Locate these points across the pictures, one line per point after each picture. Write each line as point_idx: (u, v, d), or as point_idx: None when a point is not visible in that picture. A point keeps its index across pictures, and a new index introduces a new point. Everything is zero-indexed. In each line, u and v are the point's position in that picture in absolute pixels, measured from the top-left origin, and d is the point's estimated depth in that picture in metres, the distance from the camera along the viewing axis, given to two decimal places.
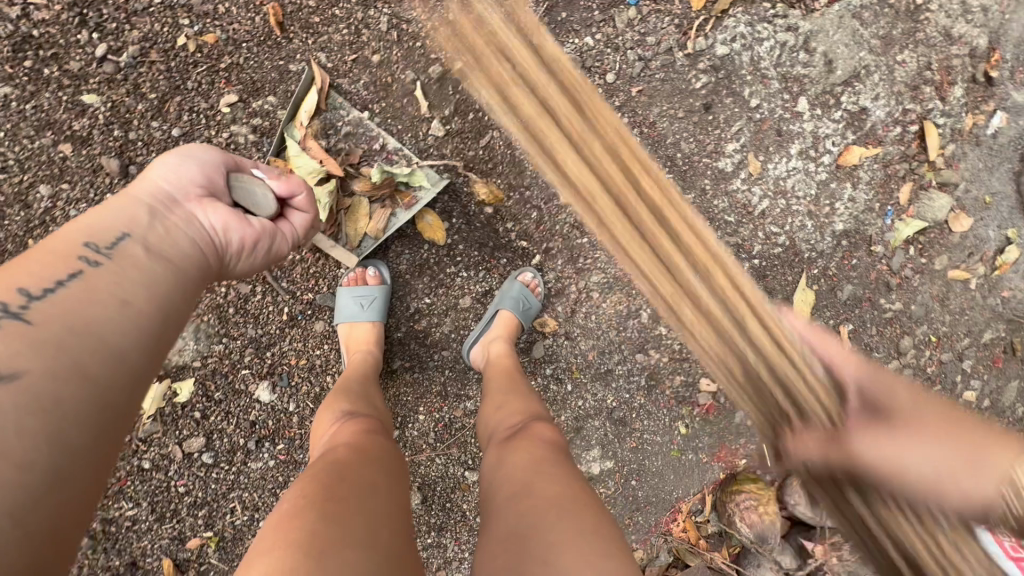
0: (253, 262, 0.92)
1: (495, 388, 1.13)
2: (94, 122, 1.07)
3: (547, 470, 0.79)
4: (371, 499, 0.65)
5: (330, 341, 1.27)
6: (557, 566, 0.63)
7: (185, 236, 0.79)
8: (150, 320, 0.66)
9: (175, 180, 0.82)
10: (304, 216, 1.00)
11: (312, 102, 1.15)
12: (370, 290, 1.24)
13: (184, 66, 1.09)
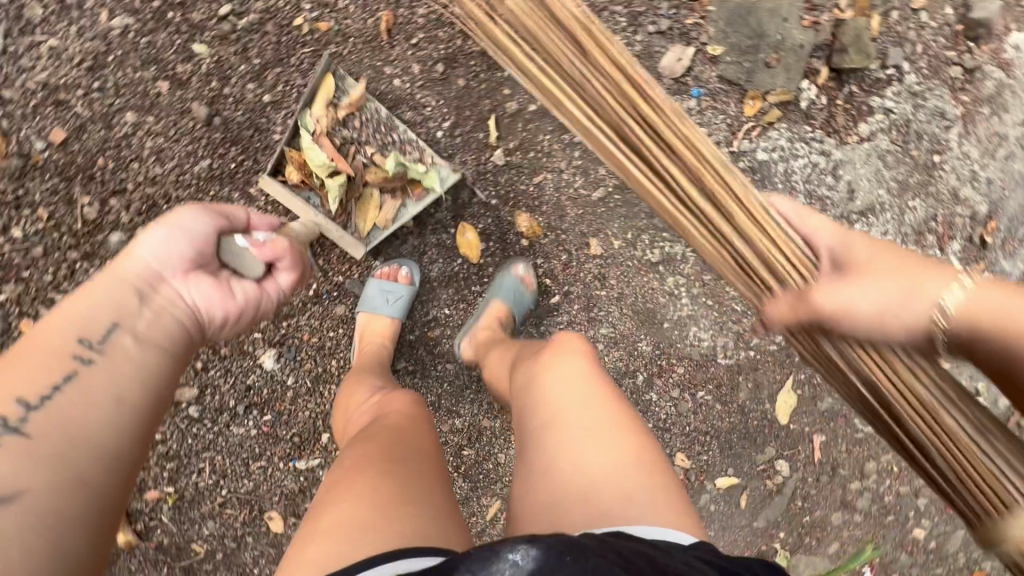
0: (239, 326, 0.90)
1: (501, 347, 1.20)
2: (196, 70, 1.15)
3: (582, 403, 0.85)
4: (416, 463, 0.81)
5: (344, 326, 1.30)
6: (603, 505, 0.75)
7: (172, 319, 0.80)
8: (140, 407, 0.71)
9: (164, 258, 0.80)
10: (292, 276, 0.91)
11: (324, 92, 1.17)
12: (398, 288, 1.27)
13: (293, 43, 1.18)
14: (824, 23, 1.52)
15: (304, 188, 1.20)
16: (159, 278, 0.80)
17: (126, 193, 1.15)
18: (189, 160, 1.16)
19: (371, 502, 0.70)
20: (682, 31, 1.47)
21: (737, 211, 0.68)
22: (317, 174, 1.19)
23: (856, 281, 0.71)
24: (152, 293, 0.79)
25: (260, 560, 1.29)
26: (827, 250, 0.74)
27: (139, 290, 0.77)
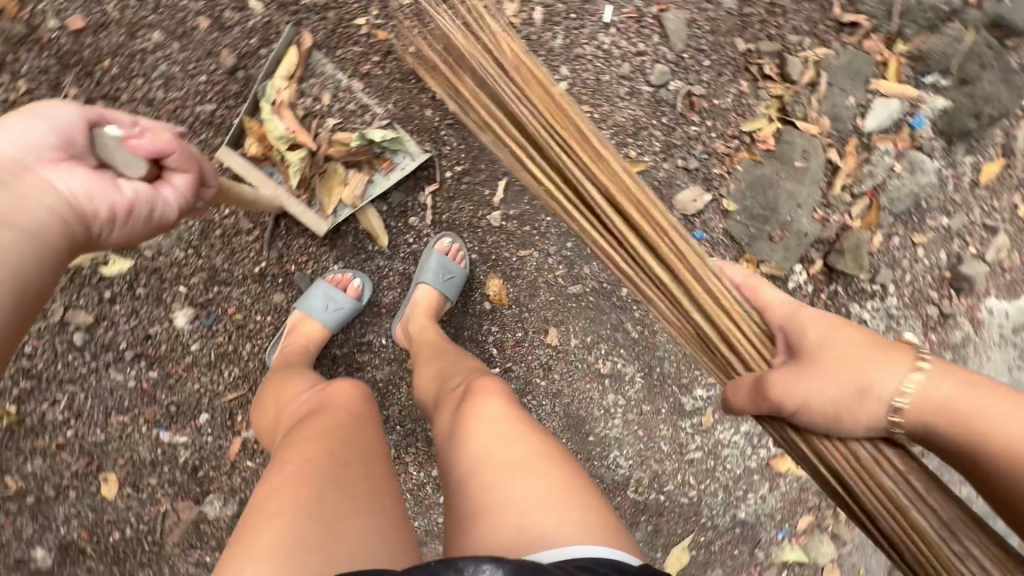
0: (133, 229, 0.75)
1: (426, 361, 1.12)
2: (242, 23, 1.16)
3: (510, 433, 0.80)
4: (357, 468, 0.75)
5: (273, 315, 1.23)
6: (539, 528, 0.69)
7: (36, 207, 0.66)
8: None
9: (25, 144, 0.66)
10: (188, 181, 0.77)
11: (288, 63, 1.17)
12: (343, 300, 1.23)
13: (345, 38, 1.20)
14: (832, 221, 1.52)
15: (266, 163, 1.18)
16: (19, 167, 0.66)
17: (119, 102, 1.13)
18: (195, 99, 1.15)
19: (305, 522, 0.66)
20: (706, 175, 1.50)
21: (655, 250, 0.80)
22: (276, 147, 1.17)
23: (827, 342, 0.76)
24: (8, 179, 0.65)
25: (72, 521, 1.16)
26: (782, 330, 0.80)
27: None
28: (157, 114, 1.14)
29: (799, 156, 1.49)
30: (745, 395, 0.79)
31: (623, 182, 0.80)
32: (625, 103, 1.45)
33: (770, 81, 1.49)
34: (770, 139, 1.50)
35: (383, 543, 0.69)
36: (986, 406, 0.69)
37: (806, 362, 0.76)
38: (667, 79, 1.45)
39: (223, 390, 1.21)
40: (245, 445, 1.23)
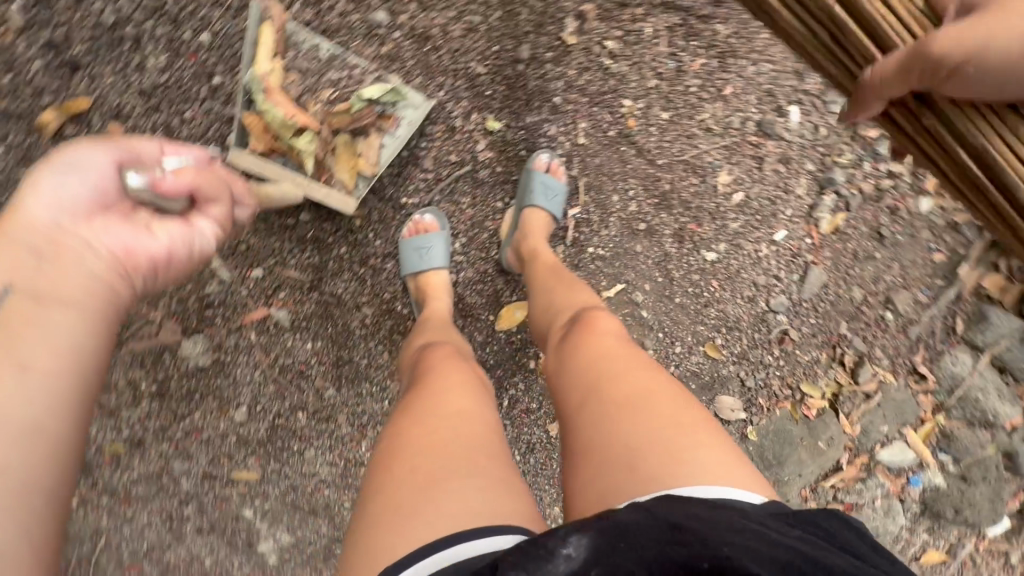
0: (182, 271, 0.79)
1: (542, 285, 1.18)
2: (553, 31, 1.23)
3: (618, 375, 0.91)
4: (469, 422, 0.84)
5: (382, 243, 1.27)
6: (646, 468, 0.77)
7: (78, 272, 0.67)
8: (62, 378, 0.61)
9: (65, 204, 0.69)
10: (224, 210, 0.79)
11: (267, 42, 1.05)
12: (429, 239, 1.23)
13: (608, 104, 1.30)
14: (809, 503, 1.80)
15: (276, 154, 1.11)
16: (62, 229, 0.68)
17: (422, 12, 1.16)
18: (477, 56, 1.20)
19: (443, 490, 0.73)
20: (750, 397, 1.66)
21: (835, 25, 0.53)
22: (281, 135, 1.08)
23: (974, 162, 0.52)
24: (53, 248, 0.66)
25: None
26: (980, 52, 0.49)
27: (34, 250, 0.65)
28: (439, 42, 1.18)
29: (825, 439, 1.69)
30: (974, 187, 0.52)
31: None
32: (741, 302, 1.55)
33: (842, 369, 1.71)
34: (814, 410, 1.70)
35: (518, 503, 0.76)
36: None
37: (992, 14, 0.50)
38: (779, 309, 1.59)
39: (290, 266, 1.23)
40: (264, 319, 1.25)
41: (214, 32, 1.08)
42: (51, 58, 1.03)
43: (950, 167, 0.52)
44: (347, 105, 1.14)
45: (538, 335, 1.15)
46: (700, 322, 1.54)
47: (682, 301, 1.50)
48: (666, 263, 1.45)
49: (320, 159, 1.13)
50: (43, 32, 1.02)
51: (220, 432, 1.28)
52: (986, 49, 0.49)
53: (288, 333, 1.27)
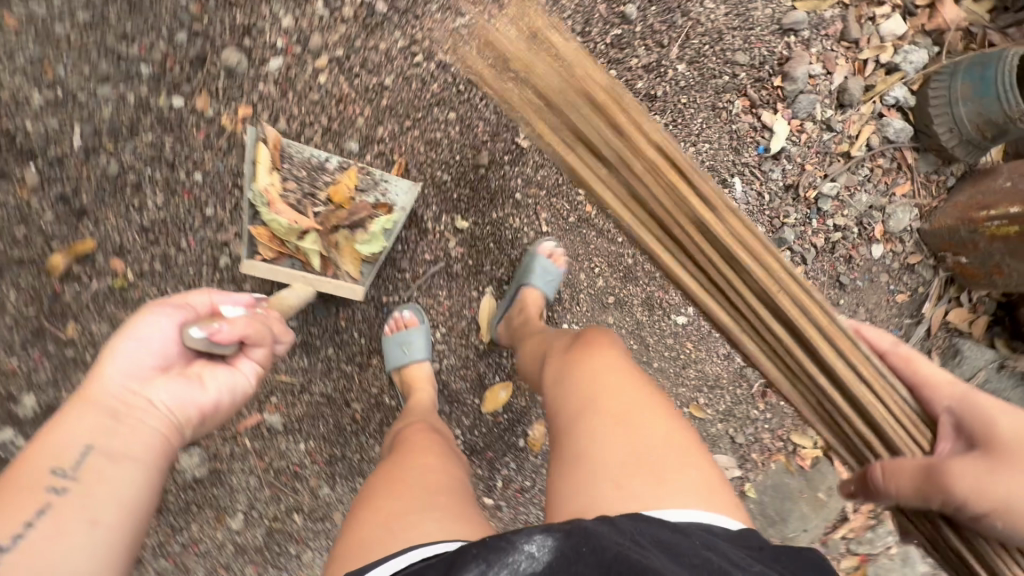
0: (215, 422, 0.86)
1: (528, 339, 1.25)
2: (508, 138, 1.37)
3: (605, 392, 0.94)
4: (432, 471, 0.95)
5: (367, 340, 1.35)
6: (609, 484, 0.82)
7: (145, 440, 0.73)
8: (125, 533, 0.67)
9: (128, 373, 0.76)
10: (263, 351, 0.88)
11: (265, 159, 1.18)
12: (409, 334, 1.31)
13: (565, 194, 1.43)
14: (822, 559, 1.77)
15: (285, 257, 1.22)
16: (129, 394, 0.75)
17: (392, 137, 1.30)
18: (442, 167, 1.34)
19: (403, 521, 0.80)
20: (743, 453, 1.68)
21: (820, 340, 0.84)
22: (288, 240, 1.20)
23: (918, 374, 0.89)
24: (123, 419, 0.73)
25: None
26: (948, 411, 0.86)
27: (110, 415, 0.73)
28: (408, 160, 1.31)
29: (824, 490, 1.68)
30: (908, 479, 0.83)
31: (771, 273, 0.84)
32: (717, 360, 1.61)
33: None
34: (808, 459, 1.70)
35: (476, 531, 0.85)
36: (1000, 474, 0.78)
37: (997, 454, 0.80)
38: None
39: (280, 371, 1.30)
40: (257, 425, 1.30)
41: (205, 170, 1.21)
42: (60, 207, 1.15)
43: (853, 424, 0.87)
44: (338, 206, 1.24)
45: (530, 368, 1.18)
46: (681, 382, 1.59)
47: (661, 366, 1.56)
48: (640, 332, 1.53)
49: (328, 253, 1.24)
50: (53, 187, 1.14)
51: (218, 543, 1.29)
52: (920, 390, 0.89)
53: (281, 436, 1.31)
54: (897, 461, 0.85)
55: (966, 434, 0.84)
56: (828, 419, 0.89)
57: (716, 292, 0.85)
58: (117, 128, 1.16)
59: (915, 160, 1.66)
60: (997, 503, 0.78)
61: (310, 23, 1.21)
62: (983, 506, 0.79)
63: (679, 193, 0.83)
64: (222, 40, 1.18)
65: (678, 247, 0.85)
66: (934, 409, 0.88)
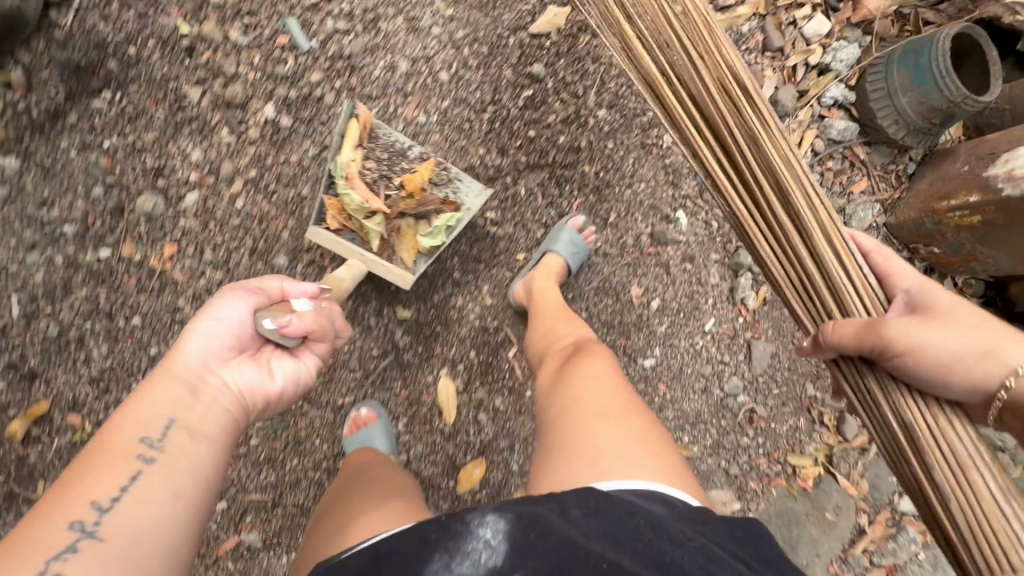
0: (278, 406, 0.93)
1: (536, 323, 1.29)
2: None
3: (597, 388, 1.01)
4: (377, 489, 1.01)
5: (328, 445, 1.35)
6: (592, 469, 0.86)
7: (221, 411, 0.81)
8: (200, 507, 0.71)
9: (207, 351, 0.83)
10: (325, 345, 0.96)
11: (355, 135, 1.22)
12: (370, 431, 1.28)
13: (504, 263, 1.41)
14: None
15: (347, 231, 1.22)
16: (203, 376, 0.81)
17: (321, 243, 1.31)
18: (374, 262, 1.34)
19: (357, 521, 0.88)
20: (741, 484, 1.63)
21: (817, 233, 0.80)
22: (354, 216, 1.21)
23: (888, 266, 0.84)
24: (202, 392, 0.80)
25: None
26: (904, 292, 0.81)
27: (190, 389, 0.79)
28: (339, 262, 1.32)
29: (831, 509, 1.62)
30: (850, 329, 0.77)
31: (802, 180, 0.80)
32: (695, 396, 1.57)
33: (826, 430, 1.67)
34: (809, 480, 1.64)
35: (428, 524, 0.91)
36: (954, 328, 0.76)
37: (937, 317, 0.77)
38: (736, 392, 1.60)
39: (251, 489, 1.32)
40: (237, 545, 1.32)
41: (143, 312, 1.23)
42: (12, 375, 1.19)
43: (818, 299, 0.81)
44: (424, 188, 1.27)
45: (536, 359, 1.24)
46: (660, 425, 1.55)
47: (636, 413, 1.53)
48: None
49: (390, 235, 1.24)
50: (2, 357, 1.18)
51: None
52: (886, 280, 0.84)
53: (262, 552, 1.33)
54: (845, 321, 0.78)
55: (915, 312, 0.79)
56: (814, 312, 0.82)
57: (744, 197, 0.80)
58: (51, 290, 1.19)
59: (867, 154, 1.59)
60: (943, 366, 0.74)
61: (217, 152, 1.23)
62: (929, 363, 0.74)
63: (737, 104, 0.79)
64: (135, 186, 1.21)
65: (723, 152, 0.81)
66: (890, 291, 0.83)
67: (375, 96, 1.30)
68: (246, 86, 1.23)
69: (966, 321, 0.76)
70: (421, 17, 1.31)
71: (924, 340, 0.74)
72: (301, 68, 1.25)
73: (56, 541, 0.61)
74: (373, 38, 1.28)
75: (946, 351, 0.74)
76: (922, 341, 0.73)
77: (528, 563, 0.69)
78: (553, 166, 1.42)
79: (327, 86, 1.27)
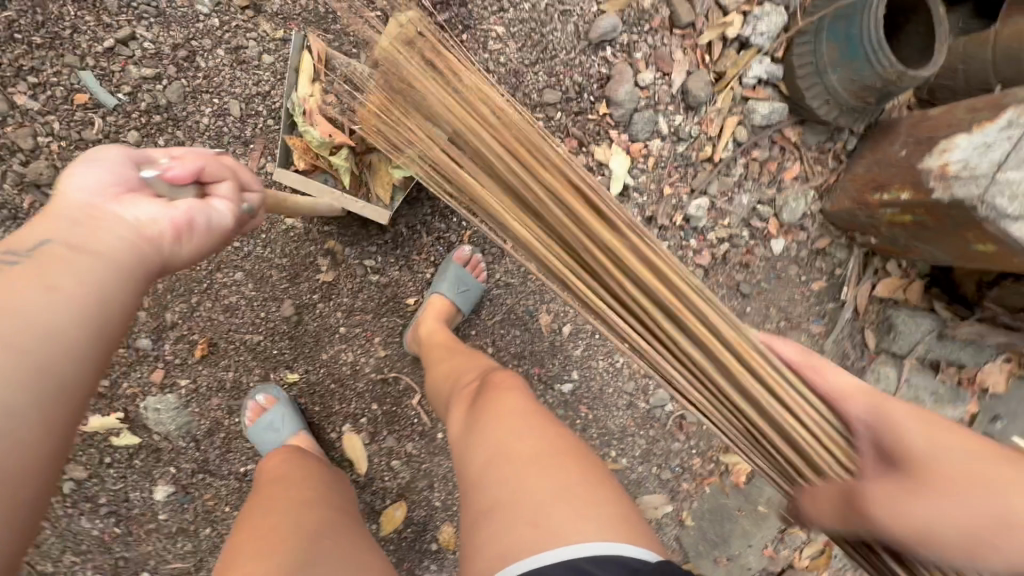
0: (195, 255, 0.71)
1: (435, 363, 1.16)
2: (310, 276, 1.25)
3: (523, 429, 0.88)
4: (315, 549, 0.83)
5: (238, 510, 1.30)
6: (547, 528, 0.77)
7: (111, 238, 0.64)
8: (76, 319, 0.59)
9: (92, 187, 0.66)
10: (230, 184, 0.72)
11: (307, 68, 1.07)
12: (274, 413, 1.22)
13: (394, 309, 1.30)
14: (781, 556, 1.66)
15: (317, 170, 1.11)
16: (94, 208, 0.65)
17: (187, 316, 1.21)
18: (249, 329, 1.24)
19: None
20: (673, 486, 1.60)
21: (685, 332, 0.63)
22: (320, 154, 1.08)
23: (829, 383, 0.70)
24: (84, 219, 0.64)
25: None
26: (866, 428, 0.67)
27: (73, 215, 0.64)
28: (212, 335, 1.23)
29: (764, 502, 1.62)
30: (830, 503, 0.63)
31: (625, 243, 0.63)
32: (620, 412, 1.51)
33: None
34: (743, 475, 1.62)
35: None
36: (952, 501, 0.58)
37: (915, 474, 0.61)
38: (664, 402, 1.53)
39: (171, 558, 1.29)
40: None
41: None
42: None
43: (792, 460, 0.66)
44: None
45: (441, 403, 1.09)
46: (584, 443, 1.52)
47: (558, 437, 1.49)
48: None
49: (361, 172, 1.13)
50: None
51: None
52: (836, 403, 0.69)
53: None
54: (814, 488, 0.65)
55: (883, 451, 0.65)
56: (782, 470, 0.68)
57: (593, 279, 0.65)
58: None
59: (799, 135, 1.40)
60: (930, 528, 0.58)
61: None
62: (952, 542, 0.57)
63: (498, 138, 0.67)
64: None
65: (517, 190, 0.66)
66: (846, 417, 0.68)
67: (209, 149, 1.11)
68: (52, 159, 1.05)
69: (974, 478, 0.59)
70: (245, 44, 1.10)
71: (928, 522, 0.58)
72: (113, 129, 1.07)
73: None
74: (192, 80, 1.08)
75: (954, 525, 0.57)
76: (932, 529, 0.58)
77: None
78: (434, 198, 1.28)
79: (149, 143, 1.09)
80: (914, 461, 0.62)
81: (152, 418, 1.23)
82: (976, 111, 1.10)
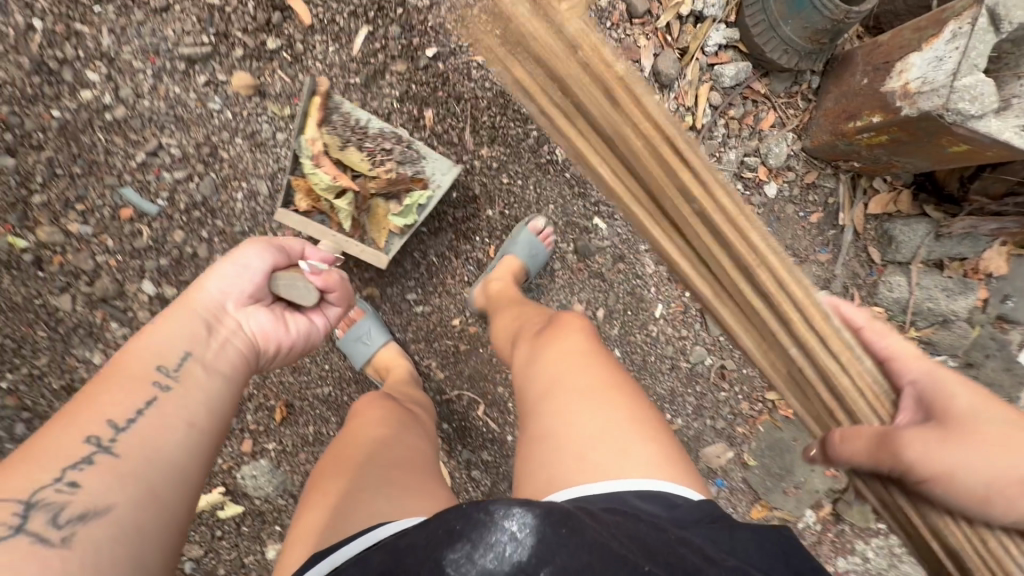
0: (284, 358, 0.94)
1: (502, 313, 1.25)
2: None
3: (579, 366, 0.94)
4: (389, 452, 0.94)
5: None
6: (596, 458, 0.80)
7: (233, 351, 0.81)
8: (209, 437, 0.72)
9: (228, 292, 0.84)
10: (336, 308, 0.98)
11: (316, 113, 1.18)
12: (364, 325, 1.31)
13: (442, 333, 1.41)
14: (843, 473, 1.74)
15: (316, 212, 1.21)
16: (222, 311, 0.83)
17: (262, 383, 1.31)
18: (317, 383, 1.34)
19: (372, 490, 0.84)
20: (730, 432, 1.69)
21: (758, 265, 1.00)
22: (325, 197, 1.19)
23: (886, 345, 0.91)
24: (215, 327, 0.81)
25: None
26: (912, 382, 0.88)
27: (206, 322, 0.80)
28: (286, 397, 1.32)
29: None
30: (863, 443, 0.87)
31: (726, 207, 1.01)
32: (666, 376, 1.61)
33: None
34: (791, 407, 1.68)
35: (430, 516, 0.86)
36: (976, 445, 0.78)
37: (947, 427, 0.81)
38: (704, 357, 1.62)
39: None
40: None
41: None
42: None
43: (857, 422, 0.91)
44: (388, 168, 1.21)
45: (505, 347, 1.19)
46: None
47: None
48: None
49: (358, 216, 1.22)
50: None
51: None
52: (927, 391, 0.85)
53: None
54: (854, 427, 0.90)
55: (927, 407, 0.85)
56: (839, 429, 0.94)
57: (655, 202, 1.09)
58: None
59: (767, 86, 1.50)
60: (954, 469, 0.79)
61: (115, 347, 1.17)
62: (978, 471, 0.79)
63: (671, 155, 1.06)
64: (57, 408, 1.17)
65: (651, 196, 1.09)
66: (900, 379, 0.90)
67: (249, 230, 1.21)
68: (113, 274, 1.15)
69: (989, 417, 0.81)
70: (259, 128, 1.19)
71: (959, 461, 0.79)
72: (160, 233, 1.17)
73: (72, 452, 0.62)
74: (220, 172, 1.18)
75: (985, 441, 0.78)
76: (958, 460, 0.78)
77: (561, 560, 0.61)
78: (455, 224, 1.38)
79: (194, 238, 1.18)
80: (948, 409, 0.82)
81: (251, 485, 1.32)
82: (921, 30, 1.21)
